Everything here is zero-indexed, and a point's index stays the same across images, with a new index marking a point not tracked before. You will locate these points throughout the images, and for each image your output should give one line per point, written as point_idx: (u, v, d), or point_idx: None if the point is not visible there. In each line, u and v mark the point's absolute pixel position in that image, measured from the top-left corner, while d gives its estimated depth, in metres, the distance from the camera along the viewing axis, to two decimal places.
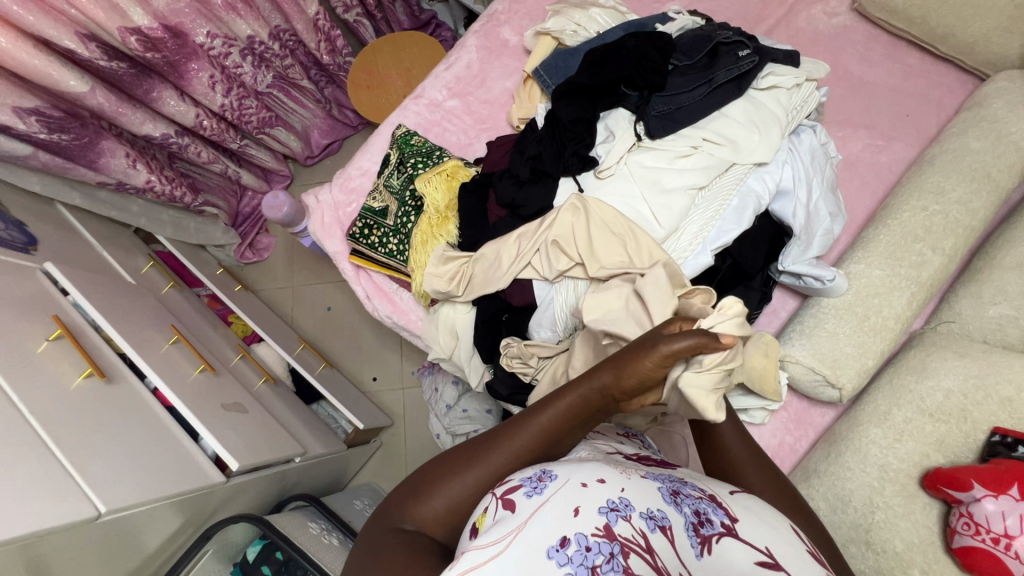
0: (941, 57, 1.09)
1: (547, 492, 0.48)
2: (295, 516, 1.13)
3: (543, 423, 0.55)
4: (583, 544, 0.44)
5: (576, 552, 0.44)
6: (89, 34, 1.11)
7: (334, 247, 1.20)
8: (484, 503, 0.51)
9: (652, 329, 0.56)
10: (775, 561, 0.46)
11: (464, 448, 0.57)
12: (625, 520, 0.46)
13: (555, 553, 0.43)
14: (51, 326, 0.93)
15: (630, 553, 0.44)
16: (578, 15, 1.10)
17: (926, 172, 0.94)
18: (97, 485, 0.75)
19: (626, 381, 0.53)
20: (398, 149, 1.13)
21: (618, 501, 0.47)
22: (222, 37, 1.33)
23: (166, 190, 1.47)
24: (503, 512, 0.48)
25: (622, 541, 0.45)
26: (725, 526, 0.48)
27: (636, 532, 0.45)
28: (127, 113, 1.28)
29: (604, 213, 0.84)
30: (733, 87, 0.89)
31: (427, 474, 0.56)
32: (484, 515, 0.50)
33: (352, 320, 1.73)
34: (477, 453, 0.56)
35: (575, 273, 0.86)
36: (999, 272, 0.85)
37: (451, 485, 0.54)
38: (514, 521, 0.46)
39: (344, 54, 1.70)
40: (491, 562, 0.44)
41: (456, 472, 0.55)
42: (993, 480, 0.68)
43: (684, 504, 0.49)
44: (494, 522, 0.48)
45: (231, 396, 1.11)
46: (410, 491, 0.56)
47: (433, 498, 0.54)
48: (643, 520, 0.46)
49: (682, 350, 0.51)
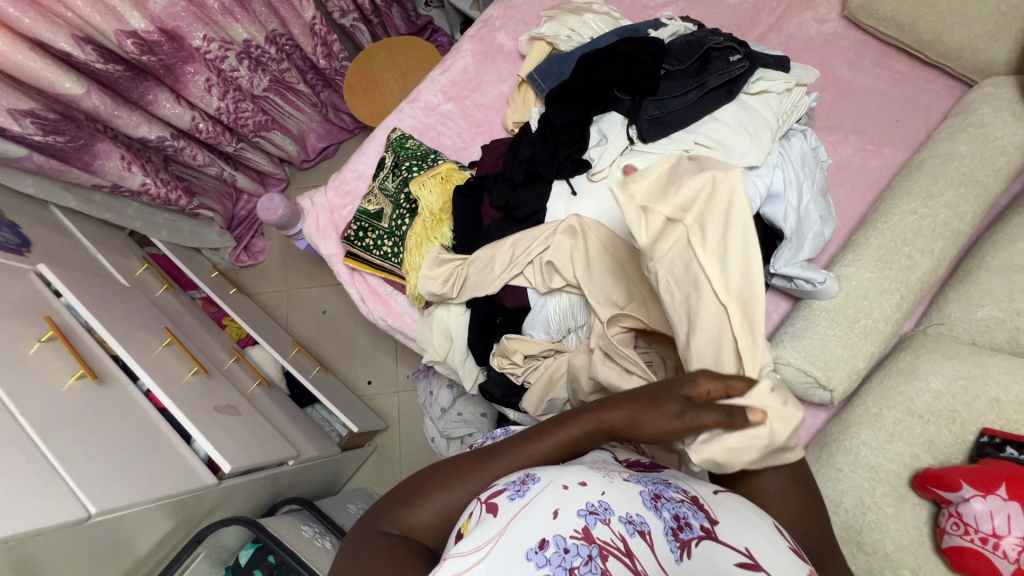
0: (929, 63, 1.11)
1: (529, 494, 0.48)
2: (288, 519, 1.12)
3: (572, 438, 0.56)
4: (561, 545, 0.44)
5: (555, 553, 0.44)
6: (84, 38, 1.12)
7: (328, 250, 1.20)
8: (469, 508, 0.52)
9: (679, 378, 0.55)
10: (755, 562, 0.46)
11: (466, 456, 0.57)
12: (604, 523, 0.46)
13: (533, 556, 0.44)
14: (43, 327, 0.92)
15: (608, 556, 0.45)
16: (572, 21, 1.11)
17: (915, 176, 0.96)
18: (88, 487, 0.75)
19: (643, 427, 0.55)
20: (393, 152, 1.14)
21: (597, 504, 0.47)
22: (218, 40, 1.33)
23: (160, 193, 1.47)
24: (485, 515, 0.48)
25: (600, 544, 0.45)
26: (705, 529, 0.49)
27: (615, 535, 0.46)
28: (123, 115, 1.28)
29: (603, 237, 0.83)
30: (725, 91, 0.90)
31: (424, 478, 0.57)
32: (469, 519, 0.50)
33: (347, 324, 1.73)
34: (474, 466, 0.56)
35: (568, 289, 0.87)
36: (986, 274, 0.86)
37: (445, 494, 0.55)
38: (495, 525, 0.47)
39: (340, 58, 1.71)
40: (474, 567, 0.44)
41: (451, 483, 0.55)
42: (981, 480, 0.68)
43: (665, 508, 0.49)
44: (477, 526, 0.48)
45: (223, 398, 1.11)
46: (403, 494, 0.56)
47: (423, 506, 0.54)
48: (622, 524, 0.47)
49: (708, 423, 0.53)
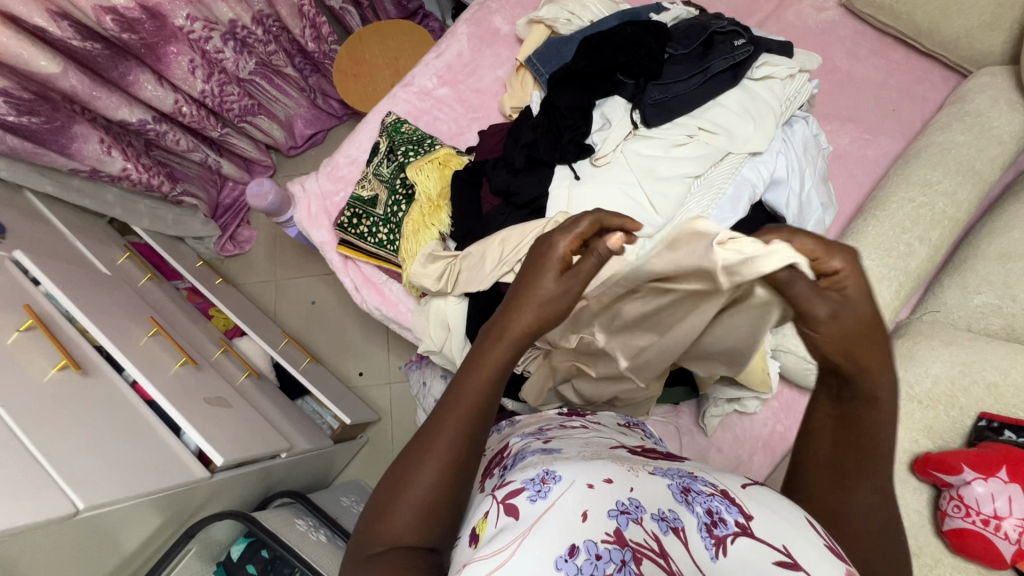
0: (925, 53, 1.11)
1: (552, 495, 0.47)
2: (283, 512, 1.10)
3: (497, 364, 0.51)
4: (593, 552, 0.43)
5: (586, 562, 0.42)
6: (61, 13, 1.07)
7: (321, 238, 1.16)
8: (485, 508, 0.50)
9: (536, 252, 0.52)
10: (794, 560, 0.44)
11: (418, 438, 0.51)
12: (636, 523, 0.46)
13: (564, 564, 0.42)
14: (21, 316, 0.88)
15: (643, 559, 0.43)
16: (572, 4, 1.09)
17: (913, 165, 0.96)
18: (76, 481, 0.71)
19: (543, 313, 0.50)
20: (388, 136, 1.11)
21: (628, 503, 0.47)
22: (202, 20, 1.28)
23: (142, 179, 1.41)
24: (506, 519, 0.47)
25: (634, 547, 0.44)
26: (740, 525, 0.47)
27: (649, 536, 0.45)
28: (102, 96, 1.23)
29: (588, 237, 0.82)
30: (729, 76, 0.89)
31: (395, 473, 0.51)
32: (486, 519, 0.48)
33: (337, 314, 1.69)
34: (429, 439, 0.50)
35: None
36: (983, 261, 0.87)
37: (418, 489, 0.49)
38: (518, 528, 0.45)
39: (329, 41, 1.66)
40: (499, 571, 0.42)
41: (418, 474, 0.49)
42: (981, 462, 0.69)
43: (695, 504, 0.49)
44: (498, 530, 0.46)
45: (213, 390, 1.08)
46: (377, 507, 0.50)
47: (401, 503, 0.49)
48: (655, 521, 0.46)
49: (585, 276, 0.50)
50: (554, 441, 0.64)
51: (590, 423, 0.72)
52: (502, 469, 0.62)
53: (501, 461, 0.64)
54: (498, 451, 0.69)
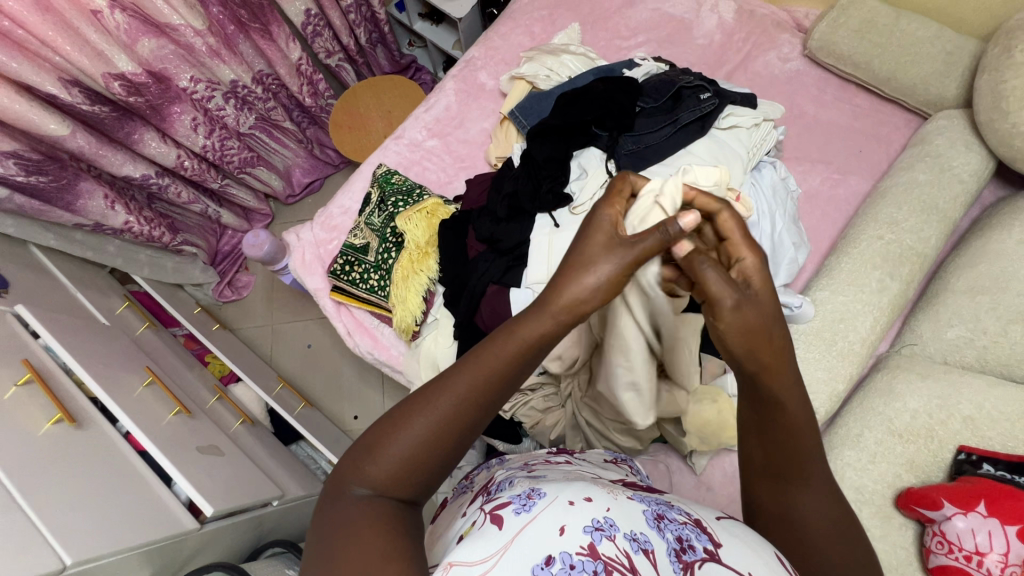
0: (886, 98, 1.18)
1: (535, 509, 0.51)
2: (270, 563, 1.05)
3: (533, 335, 0.52)
4: (567, 562, 0.46)
5: (561, 570, 0.46)
6: (71, 80, 1.13)
7: (315, 284, 1.20)
8: (474, 520, 0.55)
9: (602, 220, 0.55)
10: None
11: (415, 393, 0.53)
12: (609, 539, 0.48)
13: (540, 571, 0.46)
14: (20, 370, 0.91)
15: (613, 572, 0.46)
16: (550, 61, 1.17)
17: (881, 203, 1.00)
18: (66, 535, 0.72)
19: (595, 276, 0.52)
20: (379, 187, 1.16)
21: (603, 520, 0.49)
22: (205, 81, 1.36)
23: (144, 231, 1.46)
24: (490, 526, 0.51)
25: (605, 560, 0.47)
26: (708, 552, 0.50)
27: (620, 552, 0.47)
28: (107, 154, 1.29)
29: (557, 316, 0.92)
30: (697, 126, 0.96)
31: (378, 428, 0.52)
32: (471, 526, 0.54)
33: (333, 357, 1.71)
34: (414, 407, 0.52)
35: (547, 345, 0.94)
36: (952, 295, 0.91)
37: (407, 434, 0.50)
38: (500, 541, 0.49)
39: (326, 96, 1.74)
40: None
41: (411, 421, 0.51)
42: (959, 497, 0.72)
43: (667, 530, 0.51)
44: (482, 538, 0.50)
45: (206, 439, 1.09)
46: (363, 450, 0.51)
47: (389, 447, 0.50)
48: (627, 540, 0.49)
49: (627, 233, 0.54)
50: (538, 470, 0.66)
51: (574, 458, 0.74)
52: (486, 494, 0.64)
53: (486, 489, 0.67)
54: (484, 484, 0.71)
